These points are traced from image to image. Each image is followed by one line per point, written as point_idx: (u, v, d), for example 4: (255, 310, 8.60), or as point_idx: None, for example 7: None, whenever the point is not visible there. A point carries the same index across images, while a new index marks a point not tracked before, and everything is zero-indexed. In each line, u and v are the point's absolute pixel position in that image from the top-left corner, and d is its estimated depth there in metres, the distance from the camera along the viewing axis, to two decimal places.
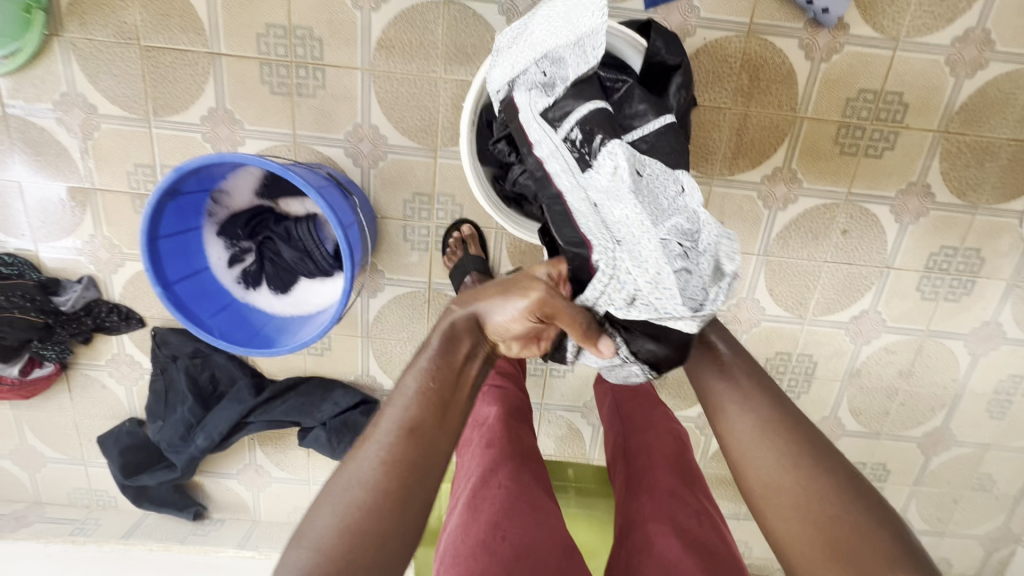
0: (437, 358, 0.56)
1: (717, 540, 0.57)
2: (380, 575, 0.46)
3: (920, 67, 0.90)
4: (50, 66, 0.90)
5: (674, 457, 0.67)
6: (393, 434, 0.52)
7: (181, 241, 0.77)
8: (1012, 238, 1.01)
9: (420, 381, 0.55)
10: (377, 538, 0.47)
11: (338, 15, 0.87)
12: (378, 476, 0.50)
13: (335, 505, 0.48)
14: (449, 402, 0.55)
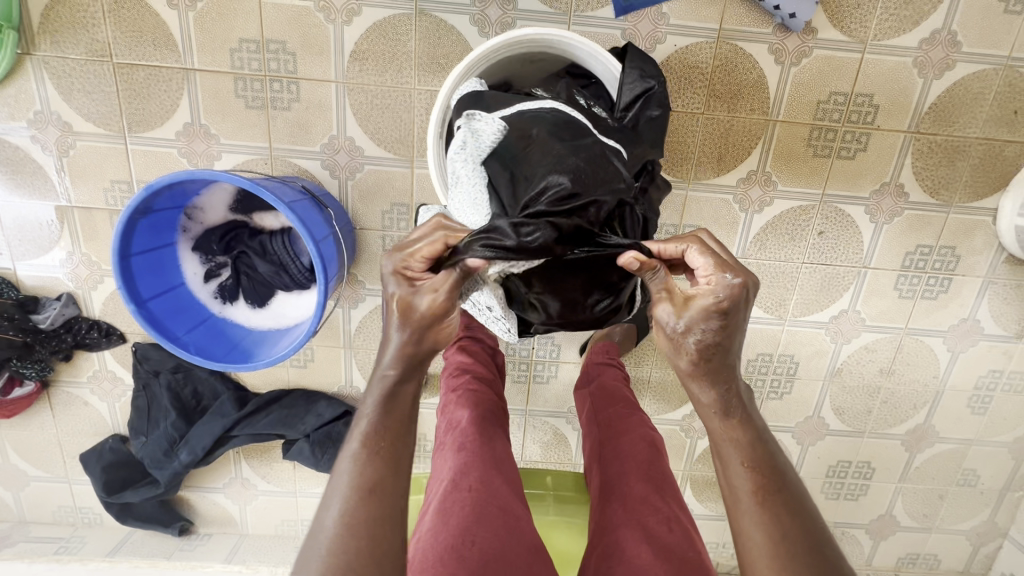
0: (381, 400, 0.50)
1: (687, 546, 0.56)
2: None
3: (889, 69, 0.91)
4: (23, 85, 0.90)
5: (647, 462, 0.66)
6: (353, 478, 0.46)
7: (154, 257, 0.77)
8: (987, 235, 1.02)
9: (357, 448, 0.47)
10: None
11: (311, 29, 0.88)
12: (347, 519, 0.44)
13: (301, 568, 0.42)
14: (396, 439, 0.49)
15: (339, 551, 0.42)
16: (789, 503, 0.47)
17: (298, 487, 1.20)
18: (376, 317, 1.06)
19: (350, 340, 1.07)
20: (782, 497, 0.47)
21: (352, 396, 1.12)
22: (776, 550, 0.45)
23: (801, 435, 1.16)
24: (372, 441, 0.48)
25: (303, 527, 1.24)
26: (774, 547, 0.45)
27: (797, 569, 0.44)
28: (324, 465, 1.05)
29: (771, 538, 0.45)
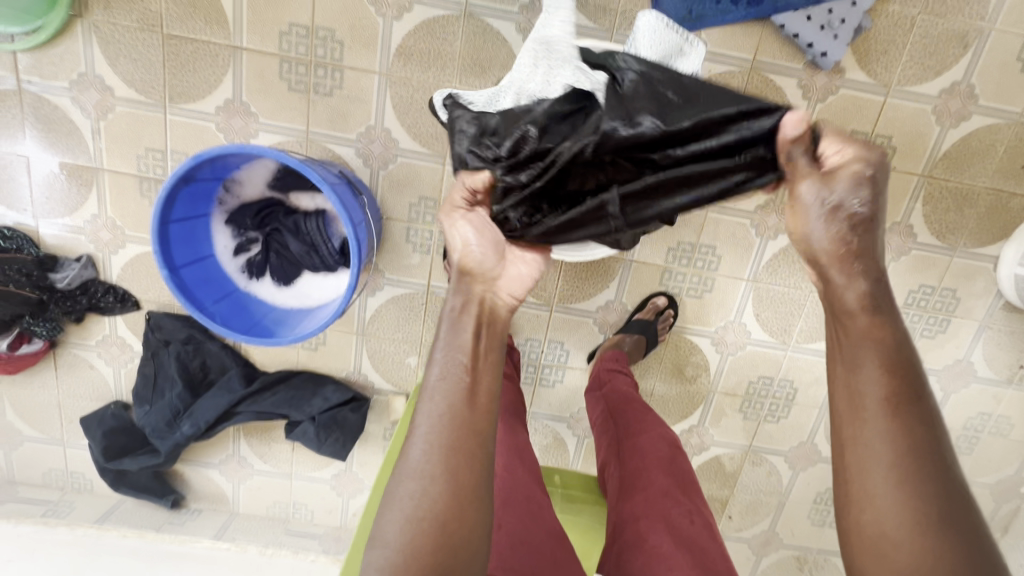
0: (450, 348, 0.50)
1: (707, 538, 0.60)
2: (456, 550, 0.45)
3: (909, 114, 0.95)
4: (70, 46, 0.91)
5: (668, 461, 0.68)
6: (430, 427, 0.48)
7: (190, 226, 0.78)
8: (986, 280, 1.06)
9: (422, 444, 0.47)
10: (440, 525, 0.45)
11: (360, 20, 0.90)
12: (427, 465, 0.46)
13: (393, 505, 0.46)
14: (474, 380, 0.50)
15: (411, 554, 0.44)
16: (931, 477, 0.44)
17: (293, 469, 1.20)
18: (392, 306, 1.07)
19: (363, 327, 1.09)
20: (928, 471, 0.44)
21: (359, 382, 1.13)
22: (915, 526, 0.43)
23: (794, 459, 1.19)
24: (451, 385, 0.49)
25: (294, 510, 1.24)
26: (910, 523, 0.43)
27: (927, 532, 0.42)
28: (326, 447, 1.05)
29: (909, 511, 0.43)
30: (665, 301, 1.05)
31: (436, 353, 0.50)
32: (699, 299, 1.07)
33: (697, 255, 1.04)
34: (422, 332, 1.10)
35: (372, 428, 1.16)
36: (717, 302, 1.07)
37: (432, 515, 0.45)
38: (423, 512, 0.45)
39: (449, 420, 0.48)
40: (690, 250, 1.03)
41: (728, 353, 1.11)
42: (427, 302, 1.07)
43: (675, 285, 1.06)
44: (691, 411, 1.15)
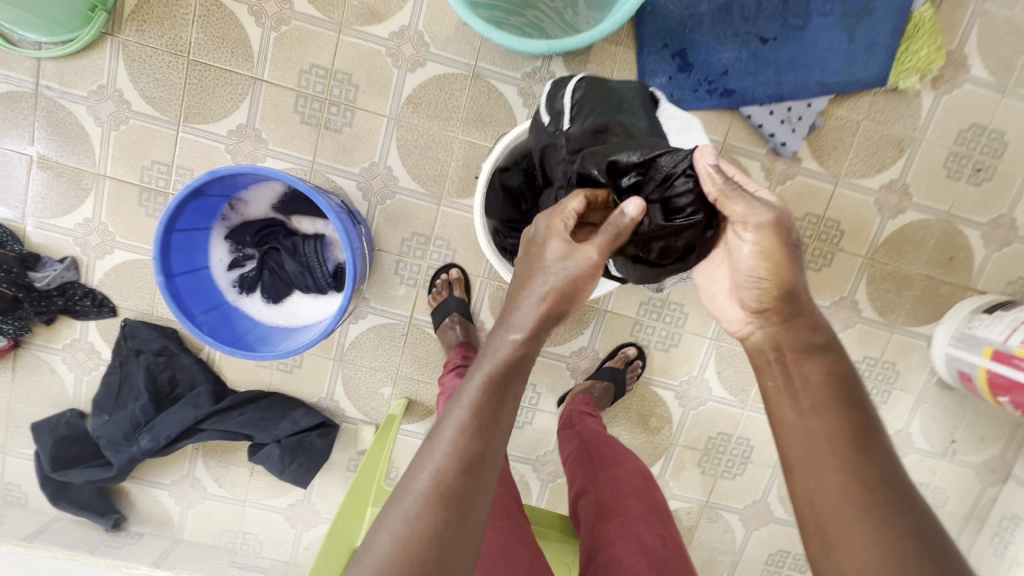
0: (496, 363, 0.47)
1: (678, 561, 0.65)
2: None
3: (854, 203, 1.08)
4: (97, 60, 0.96)
5: (642, 489, 0.73)
6: (450, 453, 0.43)
7: (190, 238, 0.81)
8: (922, 357, 1.16)
9: (431, 474, 0.43)
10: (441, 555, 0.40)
11: (377, 69, 0.98)
12: (445, 479, 0.42)
13: (391, 528, 0.41)
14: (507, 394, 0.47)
15: None
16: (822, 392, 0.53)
17: (248, 496, 1.17)
18: (372, 335, 1.10)
19: (342, 352, 1.10)
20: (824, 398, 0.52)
21: (329, 409, 1.13)
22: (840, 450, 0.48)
23: (748, 518, 1.23)
24: (482, 401, 0.46)
25: (243, 541, 1.19)
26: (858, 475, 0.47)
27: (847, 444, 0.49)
28: (289, 473, 1.04)
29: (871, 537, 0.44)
30: (634, 352, 1.11)
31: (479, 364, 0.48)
32: (666, 352, 1.14)
33: (666, 310, 1.11)
34: (398, 363, 1.12)
35: (336, 457, 1.15)
36: (682, 357, 1.14)
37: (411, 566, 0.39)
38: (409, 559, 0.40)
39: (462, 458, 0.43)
40: (659, 306, 1.11)
41: (690, 407, 1.17)
42: (408, 333, 1.10)
43: (645, 337, 1.13)
44: (652, 462, 1.19)
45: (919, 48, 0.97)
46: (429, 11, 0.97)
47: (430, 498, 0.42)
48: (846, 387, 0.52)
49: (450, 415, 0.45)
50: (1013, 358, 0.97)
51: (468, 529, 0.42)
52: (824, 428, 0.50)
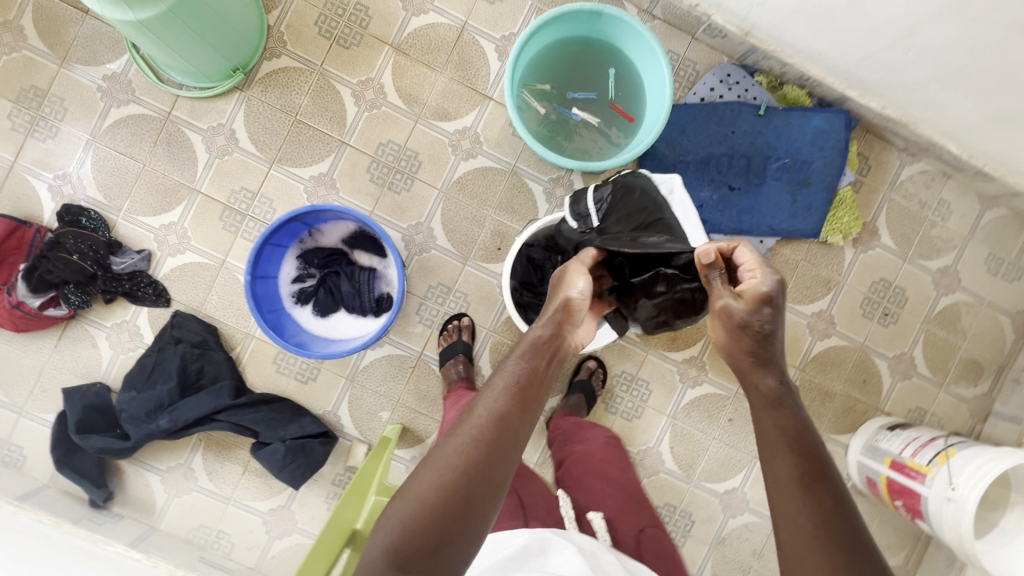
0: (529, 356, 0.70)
1: (632, 477, 0.99)
2: (478, 505, 0.58)
3: (791, 323, 1.35)
4: (223, 105, 1.21)
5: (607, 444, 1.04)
6: (484, 420, 0.63)
7: (274, 251, 1.01)
8: (840, 462, 1.38)
9: (473, 428, 0.63)
10: (468, 486, 0.58)
11: (439, 152, 1.25)
12: (476, 434, 0.62)
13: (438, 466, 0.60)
14: (534, 381, 0.67)
15: (418, 518, 0.56)
16: (829, 495, 0.59)
17: (234, 494, 1.25)
18: (384, 363, 1.27)
19: (354, 373, 1.26)
20: (829, 510, 0.58)
21: (330, 423, 1.26)
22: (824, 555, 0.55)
23: None
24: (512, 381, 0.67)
25: (215, 539, 1.25)
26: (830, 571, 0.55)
27: (832, 553, 0.55)
28: (285, 472, 1.16)
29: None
30: (595, 364, 1.29)
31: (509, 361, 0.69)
32: (629, 421, 1.33)
33: (634, 385, 1.32)
34: (400, 391, 1.28)
35: (325, 470, 1.26)
36: (643, 429, 1.33)
37: (457, 493, 0.58)
38: (449, 480, 0.59)
39: (496, 418, 0.63)
40: (630, 379, 1.32)
41: (644, 475, 1.34)
42: (415, 366, 1.27)
43: (614, 406, 1.32)
44: None
45: (842, 215, 1.30)
46: (488, 119, 1.26)
47: (467, 440, 0.61)
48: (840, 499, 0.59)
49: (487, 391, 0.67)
50: (906, 469, 1.18)
51: (494, 470, 0.60)
52: (807, 527, 0.57)
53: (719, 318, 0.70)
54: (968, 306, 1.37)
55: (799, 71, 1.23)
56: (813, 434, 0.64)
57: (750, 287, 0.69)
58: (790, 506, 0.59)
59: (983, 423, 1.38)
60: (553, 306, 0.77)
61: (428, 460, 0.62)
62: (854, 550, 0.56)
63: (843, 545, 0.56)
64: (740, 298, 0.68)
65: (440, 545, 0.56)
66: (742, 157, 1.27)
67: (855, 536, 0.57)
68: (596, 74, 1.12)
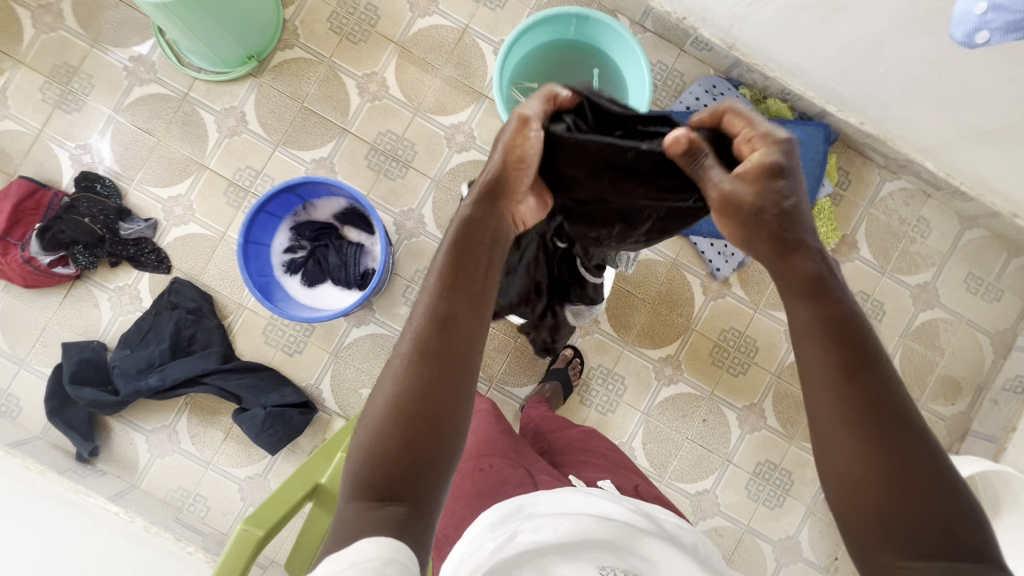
0: (461, 241, 0.58)
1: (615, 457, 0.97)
2: (441, 412, 0.51)
3: (768, 328, 1.37)
4: (237, 90, 1.30)
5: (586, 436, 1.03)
6: (420, 325, 0.54)
7: (268, 220, 1.08)
8: (813, 471, 1.38)
9: (411, 339, 0.54)
10: (417, 394, 0.51)
11: (434, 144, 1.32)
12: (416, 342, 0.53)
13: (387, 381, 0.53)
14: (477, 266, 0.58)
15: (375, 445, 0.50)
16: (870, 378, 0.50)
17: (214, 459, 1.29)
18: (368, 341, 1.31)
19: (338, 348, 1.31)
20: (868, 392, 0.49)
21: (312, 396, 1.30)
22: (859, 444, 0.49)
23: None
24: (444, 275, 0.56)
25: (192, 502, 1.28)
26: (864, 461, 0.48)
27: (869, 439, 0.48)
28: (263, 437, 1.21)
29: (882, 502, 0.48)
30: (572, 352, 1.33)
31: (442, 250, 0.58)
32: (603, 415, 1.36)
33: (610, 379, 1.35)
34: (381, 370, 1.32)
35: (304, 441, 1.30)
36: (616, 423, 1.36)
37: (409, 406, 0.51)
38: (402, 399, 0.51)
39: (434, 320, 0.54)
40: (606, 373, 1.35)
41: None
42: None
43: (590, 399, 1.35)
44: None
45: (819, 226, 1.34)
46: (483, 115, 1.33)
47: (406, 355, 0.53)
48: (878, 378, 0.50)
49: (423, 293, 0.56)
50: None
51: (447, 367, 0.53)
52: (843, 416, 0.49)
53: (722, 213, 0.57)
54: (946, 323, 1.39)
55: (781, 85, 1.29)
56: (860, 318, 0.52)
57: (750, 161, 0.55)
58: (820, 393, 0.51)
59: (960, 442, 1.38)
60: (489, 167, 0.61)
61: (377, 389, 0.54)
62: (908, 445, 0.48)
63: (884, 432, 0.48)
64: (743, 179, 0.55)
65: (412, 467, 0.49)
66: None
67: (899, 417, 0.49)
68: (580, 74, 1.20)
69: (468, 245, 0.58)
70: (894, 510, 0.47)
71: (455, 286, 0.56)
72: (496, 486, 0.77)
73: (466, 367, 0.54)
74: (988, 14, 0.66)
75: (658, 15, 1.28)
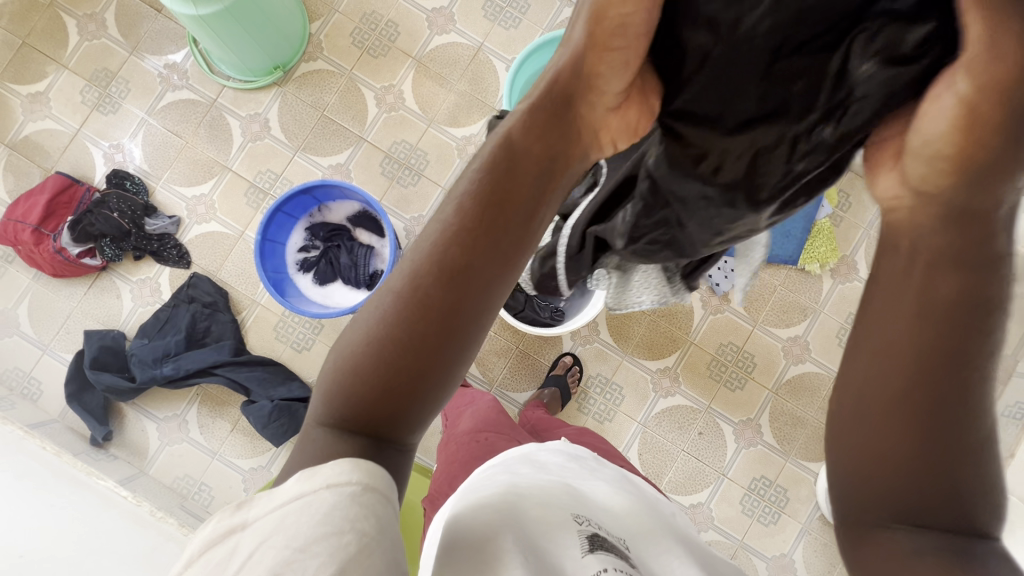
0: (488, 174, 0.50)
1: (604, 449, 1.00)
2: (426, 370, 0.47)
3: (767, 344, 1.39)
4: (262, 97, 1.38)
5: (577, 431, 1.07)
6: (419, 265, 0.48)
7: (285, 220, 1.14)
8: (809, 490, 1.37)
9: (407, 278, 0.47)
10: (403, 345, 0.46)
11: (446, 154, 1.38)
12: (410, 285, 0.47)
13: (371, 317, 0.48)
14: (502, 206, 0.49)
15: (345, 378, 0.47)
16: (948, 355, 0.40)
17: (220, 449, 1.33)
18: None
19: None
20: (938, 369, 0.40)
21: None
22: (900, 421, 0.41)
23: None
24: (460, 216, 0.48)
25: (197, 491, 1.32)
26: (897, 436, 0.41)
27: (916, 421, 0.40)
28: (269, 429, 1.26)
29: (896, 481, 0.41)
30: (571, 360, 1.36)
31: (462, 184, 0.50)
32: (600, 424, 1.38)
33: (608, 388, 1.38)
34: None
35: None
36: (613, 432, 1.38)
37: (390, 353, 0.46)
38: (383, 339, 0.47)
39: (437, 262, 0.47)
40: (604, 382, 1.38)
41: None
42: None
43: (588, 407, 1.38)
44: None
45: (820, 245, 1.36)
46: (493, 129, 1.38)
47: (399, 294, 0.47)
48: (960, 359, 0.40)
49: (431, 228, 0.50)
50: None
51: (441, 322, 0.47)
52: (896, 385, 0.41)
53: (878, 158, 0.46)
54: None
55: None
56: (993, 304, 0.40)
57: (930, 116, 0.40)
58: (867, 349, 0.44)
59: None
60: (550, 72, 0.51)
61: (362, 317, 0.50)
62: (957, 430, 0.40)
63: (937, 419, 0.40)
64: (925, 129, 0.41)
65: (384, 411, 0.46)
66: None
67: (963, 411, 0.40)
68: None
69: (503, 178, 0.49)
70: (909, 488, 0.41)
71: (473, 230, 0.48)
72: (490, 451, 0.84)
73: (467, 320, 0.48)
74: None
75: None
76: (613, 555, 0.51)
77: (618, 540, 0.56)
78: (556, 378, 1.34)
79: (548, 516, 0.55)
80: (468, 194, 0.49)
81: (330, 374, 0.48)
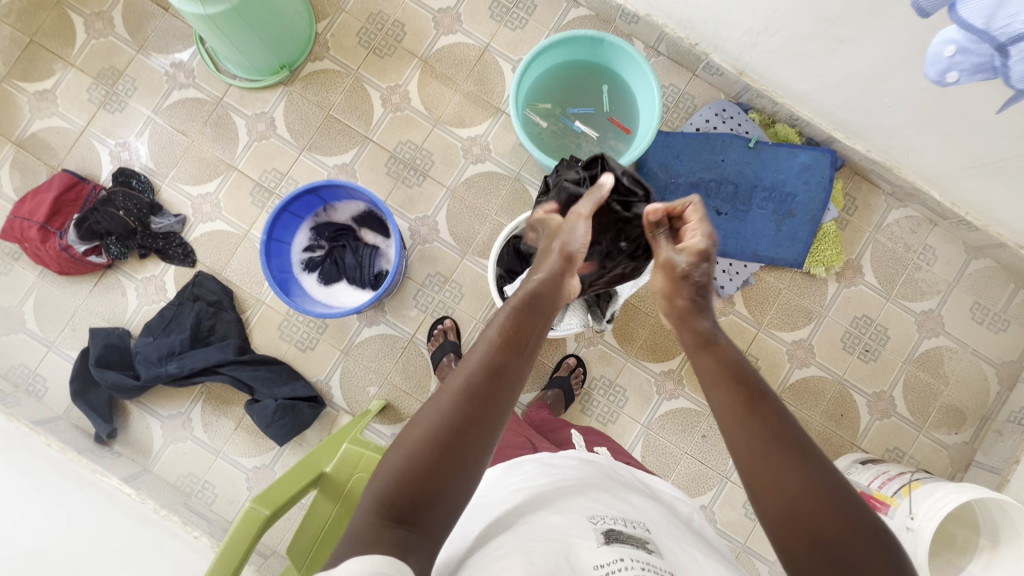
0: (520, 315, 0.70)
1: (609, 444, 1.00)
2: (477, 451, 0.58)
3: (771, 347, 1.39)
4: (268, 96, 1.38)
5: (581, 429, 1.07)
6: (469, 371, 0.63)
7: (291, 220, 1.14)
8: None
9: (462, 381, 0.62)
10: (461, 430, 0.58)
11: (451, 154, 1.38)
12: (464, 388, 0.61)
13: (430, 413, 0.60)
14: (526, 336, 0.69)
15: (408, 463, 0.56)
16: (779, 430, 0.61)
17: (224, 448, 1.34)
18: (378, 339, 1.36)
19: (348, 347, 1.35)
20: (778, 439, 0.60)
21: (321, 390, 1.35)
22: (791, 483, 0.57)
23: None
24: (501, 339, 0.67)
25: (201, 489, 1.33)
26: (793, 495, 0.57)
27: (797, 483, 0.57)
28: (273, 427, 1.25)
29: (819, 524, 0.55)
30: (575, 361, 1.36)
31: (501, 317, 0.70)
32: (604, 426, 1.38)
33: (612, 390, 1.38)
34: (388, 369, 1.36)
35: (311, 434, 1.34)
36: (616, 434, 1.38)
37: (450, 431, 0.58)
38: (446, 422, 0.58)
39: (484, 367, 0.64)
40: (608, 384, 1.38)
41: None
42: (406, 347, 1.36)
43: (592, 409, 1.38)
44: None
45: (825, 249, 1.36)
46: (499, 130, 1.38)
47: (449, 398, 0.60)
48: (784, 426, 0.62)
49: (476, 347, 0.67)
50: (872, 499, 1.19)
51: (489, 416, 0.60)
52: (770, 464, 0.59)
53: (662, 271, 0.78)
54: (950, 351, 1.39)
55: (789, 111, 1.33)
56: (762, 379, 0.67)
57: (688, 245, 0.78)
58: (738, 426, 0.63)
59: (964, 472, 1.37)
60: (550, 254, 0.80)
61: (420, 415, 0.61)
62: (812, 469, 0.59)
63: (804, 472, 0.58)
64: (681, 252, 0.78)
65: (445, 484, 0.56)
66: (729, 184, 1.37)
67: (808, 456, 0.59)
68: (592, 94, 1.26)
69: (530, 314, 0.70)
70: (825, 521, 0.55)
71: (508, 349, 0.66)
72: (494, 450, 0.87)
73: (503, 414, 0.62)
74: (957, 57, 0.70)
75: (671, 40, 1.33)
76: (630, 548, 0.52)
77: (636, 525, 0.57)
78: (560, 378, 1.34)
79: (566, 520, 0.56)
80: (500, 333, 0.67)
81: (393, 460, 0.57)
